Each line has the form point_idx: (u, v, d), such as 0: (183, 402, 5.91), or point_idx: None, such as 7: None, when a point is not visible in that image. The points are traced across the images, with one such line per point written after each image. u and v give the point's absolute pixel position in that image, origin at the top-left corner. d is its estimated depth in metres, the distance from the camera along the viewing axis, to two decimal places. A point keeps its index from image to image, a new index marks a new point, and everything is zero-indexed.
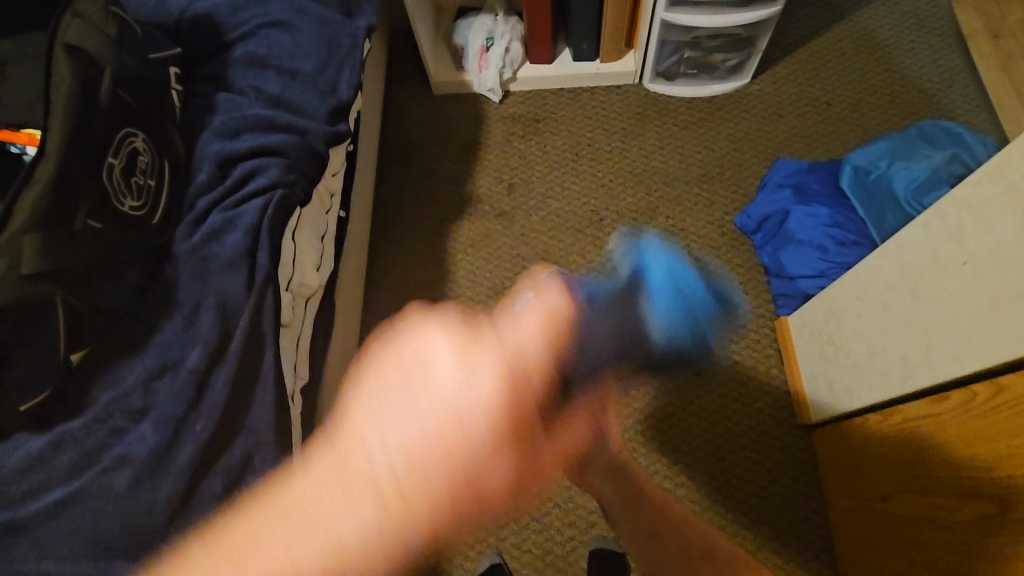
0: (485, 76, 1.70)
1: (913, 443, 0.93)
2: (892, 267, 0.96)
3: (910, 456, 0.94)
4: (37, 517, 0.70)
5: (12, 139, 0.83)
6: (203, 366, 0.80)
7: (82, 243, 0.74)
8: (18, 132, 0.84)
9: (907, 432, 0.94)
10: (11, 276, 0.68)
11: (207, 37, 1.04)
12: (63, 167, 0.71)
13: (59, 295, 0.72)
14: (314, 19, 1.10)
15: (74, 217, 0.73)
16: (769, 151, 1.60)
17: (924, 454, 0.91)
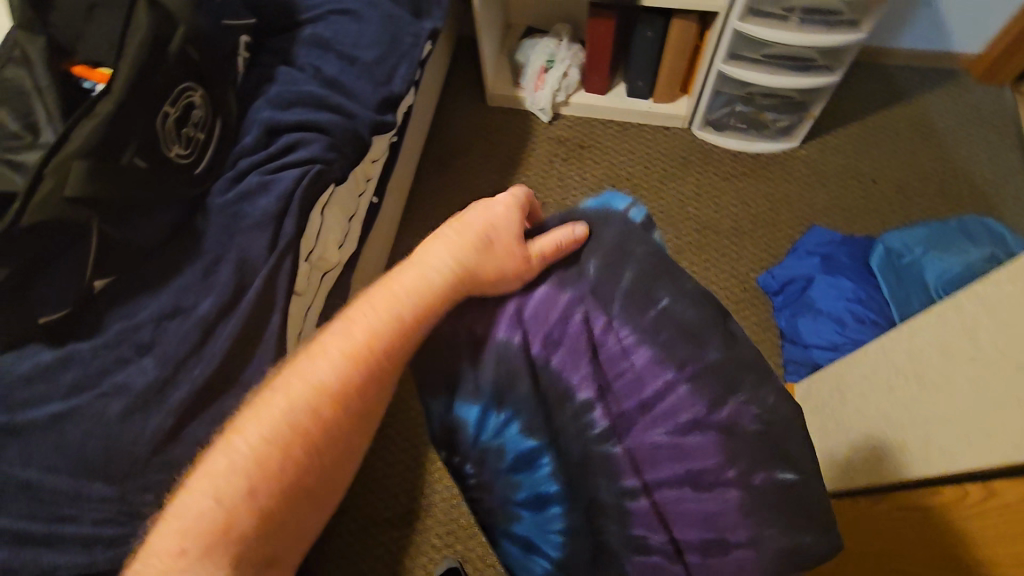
0: (539, 96, 1.74)
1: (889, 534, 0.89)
2: (898, 352, 0.95)
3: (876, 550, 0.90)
4: (32, 426, 0.74)
5: (86, 76, 0.93)
6: (213, 316, 0.83)
7: (125, 176, 0.77)
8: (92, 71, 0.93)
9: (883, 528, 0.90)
10: (56, 194, 0.73)
11: (280, 13, 1.10)
12: (121, 107, 0.76)
13: (95, 222, 0.77)
14: (383, 14, 1.15)
15: (123, 153, 0.77)
16: (807, 216, 1.59)
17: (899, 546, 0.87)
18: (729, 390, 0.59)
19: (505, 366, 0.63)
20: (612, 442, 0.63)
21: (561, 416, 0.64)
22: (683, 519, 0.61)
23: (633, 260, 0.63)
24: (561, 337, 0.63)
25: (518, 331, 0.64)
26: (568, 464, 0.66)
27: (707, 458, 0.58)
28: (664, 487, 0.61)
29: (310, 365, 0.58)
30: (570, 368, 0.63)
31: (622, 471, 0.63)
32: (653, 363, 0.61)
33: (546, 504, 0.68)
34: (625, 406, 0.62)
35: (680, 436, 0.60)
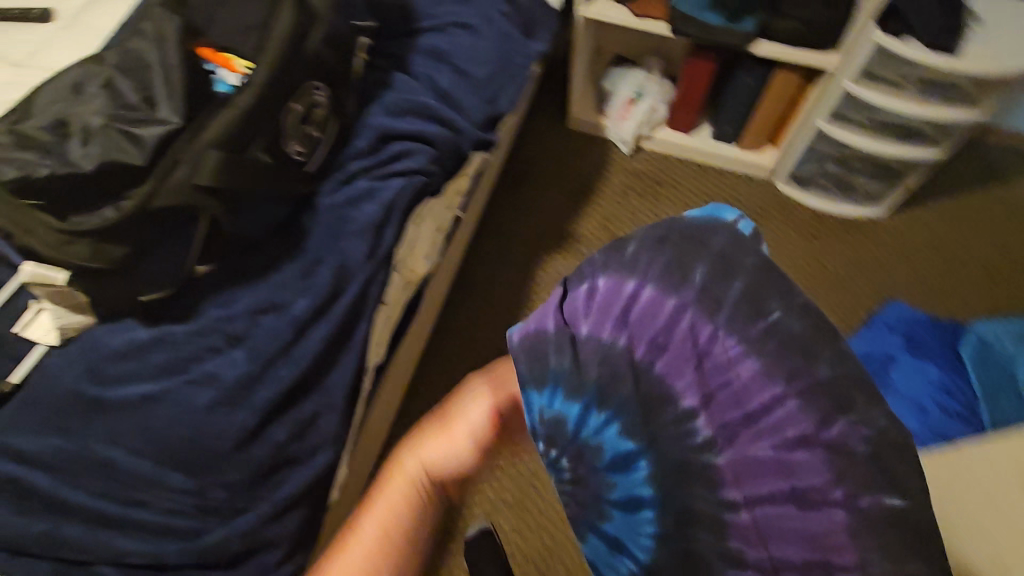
0: (624, 126, 1.72)
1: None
2: (977, 483, 0.60)
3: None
4: (122, 404, 0.74)
5: (210, 60, 0.95)
6: (307, 317, 0.82)
7: (252, 172, 0.75)
8: (217, 56, 0.96)
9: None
10: (186, 183, 0.71)
11: (401, 18, 1.09)
12: (257, 102, 0.75)
13: (215, 212, 0.75)
14: (499, 32, 1.14)
15: (250, 148, 0.76)
16: (887, 289, 1.53)
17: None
18: (841, 408, 0.49)
19: (609, 367, 0.55)
20: (717, 451, 0.51)
21: (658, 422, 0.54)
22: (790, 540, 0.48)
23: (745, 269, 0.53)
24: (666, 343, 0.54)
25: (620, 331, 0.55)
26: (666, 470, 0.53)
27: (815, 473, 0.48)
28: (766, 503, 0.49)
29: (408, 480, 0.63)
30: (675, 373, 0.53)
31: (722, 481, 0.50)
32: (760, 373, 0.50)
33: (638, 506, 0.56)
34: (729, 417, 0.51)
35: (789, 451, 0.49)
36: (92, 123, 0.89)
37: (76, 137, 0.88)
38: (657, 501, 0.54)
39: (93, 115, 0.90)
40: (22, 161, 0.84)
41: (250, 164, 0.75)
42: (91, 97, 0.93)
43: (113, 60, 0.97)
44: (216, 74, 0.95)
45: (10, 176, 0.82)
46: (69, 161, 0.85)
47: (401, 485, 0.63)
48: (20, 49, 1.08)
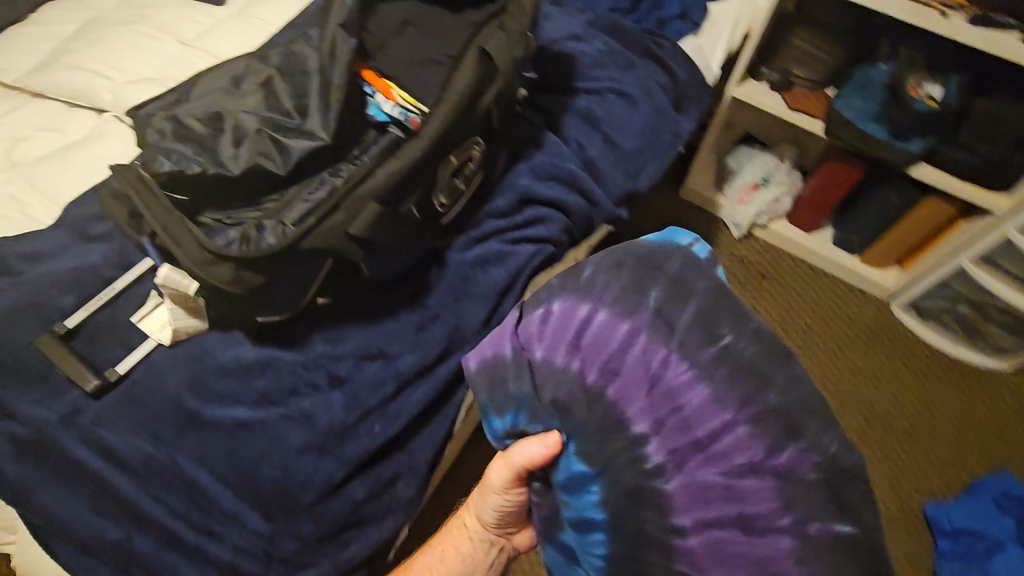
0: (739, 210, 1.61)
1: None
2: None
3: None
4: (217, 425, 0.73)
5: (371, 83, 0.93)
6: (410, 374, 0.79)
7: (401, 226, 0.72)
8: (378, 79, 0.93)
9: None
10: (339, 230, 0.67)
11: (561, 74, 1.06)
12: (424, 157, 0.72)
13: (355, 259, 0.72)
14: (655, 106, 1.09)
15: (403, 201, 0.73)
16: (999, 455, 1.38)
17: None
18: (793, 435, 0.58)
19: (562, 392, 0.65)
20: (668, 473, 0.60)
21: (614, 448, 0.62)
22: (728, 564, 0.57)
23: (694, 291, 0.65)
24: (618, 368, 0.63)
25: (572, 355, 0.66)
26: (619, 493, 0.62)
27: (763, 500, 0.57)
28: (714, 527, 0.58)
29: (467, 532, 0.88)
30: (627, 396, 0.62)
31: (674, 510, 0.59)
32: (711, 402, 0.60)
33: (590, 529, 0.65)
34: (679, 445, 0.60)
35: (736, 478, 0.58)
36: (246, 125, 0.89)
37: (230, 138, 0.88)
38: (606, 528, 0.63)
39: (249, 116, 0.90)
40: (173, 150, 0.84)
41: (400, 217, 0.72)
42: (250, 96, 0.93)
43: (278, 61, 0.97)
44: (372, 98, 0.94)
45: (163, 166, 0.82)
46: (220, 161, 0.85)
47: (462, 538, 0.88)
48: (194, 28, 1.11)
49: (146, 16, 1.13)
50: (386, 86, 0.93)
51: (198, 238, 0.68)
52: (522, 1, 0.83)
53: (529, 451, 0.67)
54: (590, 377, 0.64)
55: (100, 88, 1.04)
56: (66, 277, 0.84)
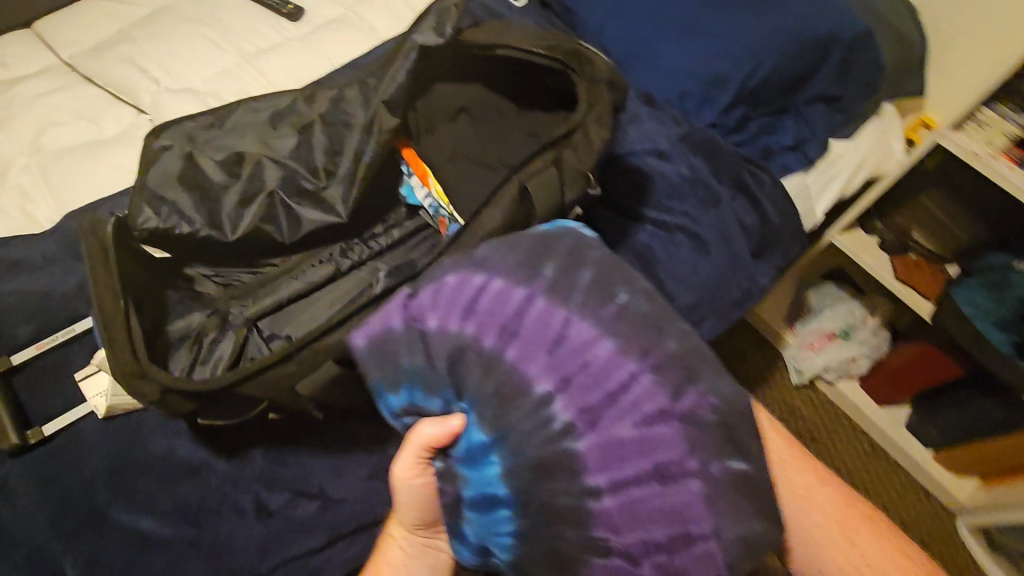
0: (805, 356, 1.41)
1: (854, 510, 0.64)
2: None
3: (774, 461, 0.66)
4: (117, 534, 0.64)
5: (410, 163, 0.81)
6: (347, 529, 0.68)
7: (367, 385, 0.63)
8: (417, 160, 0.81)
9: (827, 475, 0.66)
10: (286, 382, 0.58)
11: (629, 195, 0.91)
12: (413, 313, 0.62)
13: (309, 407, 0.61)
14: (731, 255, 0.92)
15: None
16: None
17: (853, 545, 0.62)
18: (689, 379, 0.53)
19: (454, 355, 0.54)
20: (578, 436, 0.51)
21: (512, 416, 0.52)
22: (648, 519, 0.50)
23: (585, 257, 0.58)
24: (517, 327, 0.54)
25: (469, 318, 0.54)
26: (521, 466, 0.51)
27: (673, 452, 0.51)
28: (630, 488, 0.50)
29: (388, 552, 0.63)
30: (528, 355, 0.53)
31: (586, 468, 0.50)
32: (614, 353, 0.53)
33: (495, 506, 0.53)
34: (590, 400, 0.51)
35: (647, 428, 0.51)
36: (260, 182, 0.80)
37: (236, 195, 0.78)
38: (513, 501, 0.52)
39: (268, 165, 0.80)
40: (164, 197, 0.75)
41: None
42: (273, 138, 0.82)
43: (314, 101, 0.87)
44: (406, 177, 0.82)
45: (147, 220, 0.72)
46: (219, 220, 0.78)
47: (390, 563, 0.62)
48: (258, 43, 1.04)
49: (213, 18, 1.06)
50: (423, 170, 0.80)
51: (135, 344, 0.58)
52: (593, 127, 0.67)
53: (425, 433, 0.54)
54: (491, 341, 0.53)
55: (142, 90, 0.98)
56: (30, 303, 0.77)
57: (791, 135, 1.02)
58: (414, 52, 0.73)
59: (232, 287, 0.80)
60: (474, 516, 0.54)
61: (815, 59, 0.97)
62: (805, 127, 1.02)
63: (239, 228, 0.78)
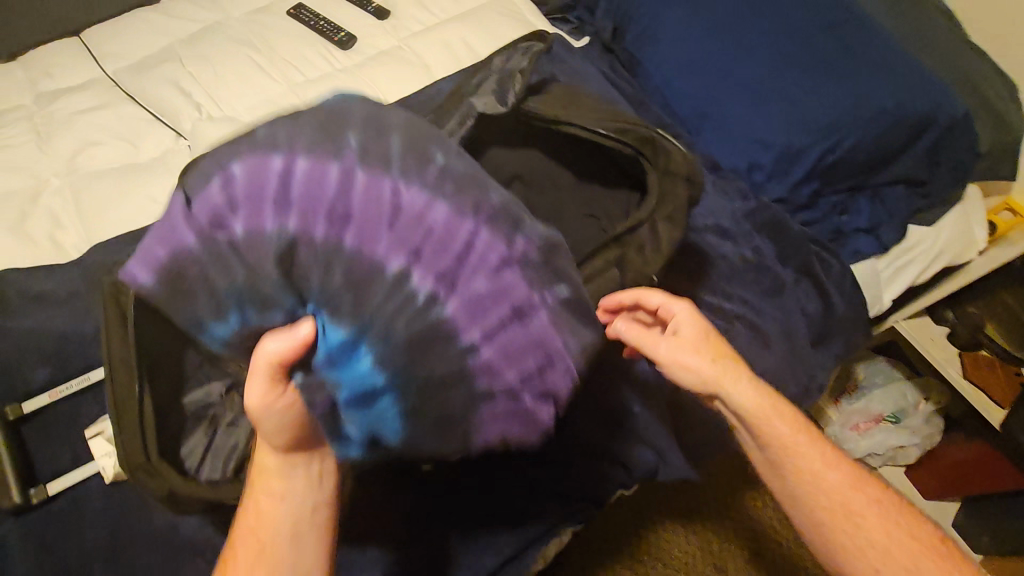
0: (850, 438, 1.28)
1: (877, 493, 0.58)
2: None
3: (787, 446, 0.59)
4: None
5: None
6: None
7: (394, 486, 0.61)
8: None
9: (842, 456, 0.60)
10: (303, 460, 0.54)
11: (687, 274, 0.84)
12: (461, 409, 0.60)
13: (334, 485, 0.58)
14: (790, 349, 0.85)
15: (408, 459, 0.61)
16: None
17: (890, 534, 0.55)
18: (513, 227, 0.56)
19: (275, 252, 0.48)
20: (442, 301, 0.52)
21: (373, 302, 0.49)
22: (524, 358, 0.55)
23: (398, 131, 0.55)
24: (348, 209, 0.50)
25: (290, 213, 0.49)
26: (391, 347, 0.49)
27: (537, 312, 0.56)
28: (496, 331, 0.54)
29: (264, 490, 0.48)
30: (370, 238, 0.50)
31: (460, 328, 0.53)
32: (451, 213, 0.53)
33: (375, 394, 0.50)
34: (444, 265, 0.52)
35: (496, 277, 0.54)
36: None
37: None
38: (391, 380, 0.50)
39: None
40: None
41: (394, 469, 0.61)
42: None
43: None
44: None
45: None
46: None
47: (269, 499, 0.47)
48: (305, 71, 1.00)
49: (264, 41, 1.02)
50: None
51: (145, 441, 0.54)
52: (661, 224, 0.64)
53: (267, 349, 0.47)
54: (320, 228, 0.49)
55: (185, 116, 0.95)
56: (50, 345, 0.74)
57: (867, 216, 0.93)
58: (471, 116, 0.68)
59: None
60: (354, 412, 0.50)
61: (902, 138, 0.89)
62: (882, 208, 0.93)
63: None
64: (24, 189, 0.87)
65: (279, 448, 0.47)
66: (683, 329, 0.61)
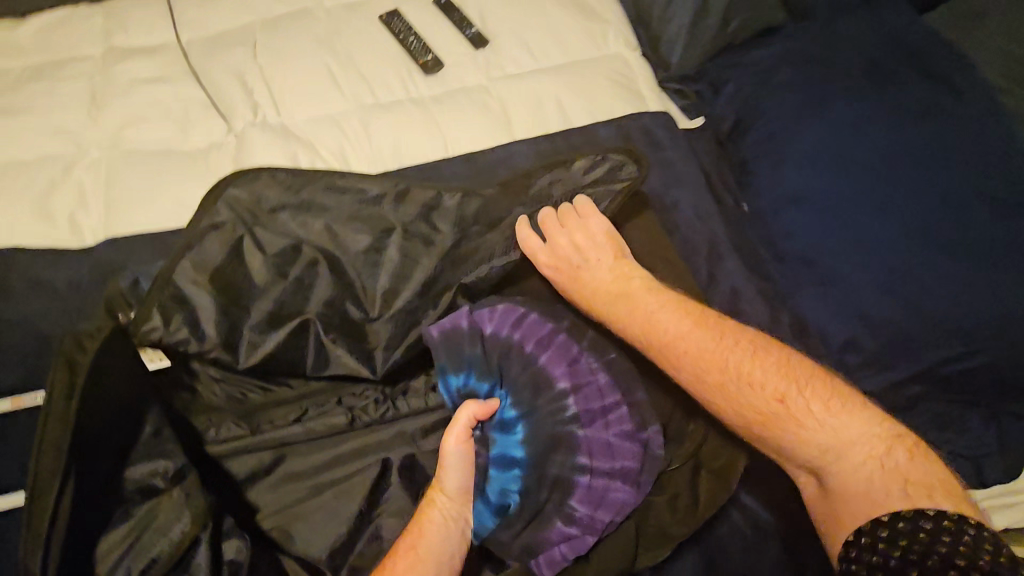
0: None
1: (728, 355, 0.62)
2: None
3: (636, 334, 0.67)
4: None
5: None
6: None
7: None
8: None
9: (687, 316, 0.66)
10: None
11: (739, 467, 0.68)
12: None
13: None
14: None
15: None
16: None
17: (739, 395, 0.61)
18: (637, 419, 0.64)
19: (500, 355, 0.67)
20: (580, 428, 0.63)
21: (539, 405, 0.64)
22: (609, 508, 0.61)
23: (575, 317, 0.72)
24: (549, 343, 0.67)
25: (517, 328, 0.68)
26: (538, 438, 0.63)
27: (624, 487, 0.62)
28: (609, 479, 0.62)
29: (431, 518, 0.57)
30: (553, 366, 0.66)
31: (581, 451, 0.62)
32: (609, 385, 0.65)
33: (513, 466, 0.63)
34: (593, 405, 0.64)
35: (625, 439, 0.63)
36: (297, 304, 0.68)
37: (263, 306, 0.68)
38: (530, 460, 0.63)
39: (325, 276, 0.70)
40: (185, 298, 0.65)
41: None
42: (347, 245, 0.71)
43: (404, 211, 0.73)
44: None
45: (151, 329, 0.64)
46: (231, 337, 0.66)
47: (431, 537, 0.56)
48: (378, 93, 0.90)
49: (346, 46, 0.93)
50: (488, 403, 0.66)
51: (48, 552, 0.48)
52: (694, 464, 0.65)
53: (468, 409, 0.61)
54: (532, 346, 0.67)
55: (238, 115, 0.87)
56: (35, 349, 0.72)
57: (971, 446, 0.74)
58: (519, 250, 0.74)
59: (235, 402, 0.70)
60: (495, 474, 0.63)
61: None
62: (999, 444, 0.75)
63: (252, 357, 0.67)
64: (63, 155, 0.83)
65: (454, 486, 0.59)
66: (555, 248, 0.72)
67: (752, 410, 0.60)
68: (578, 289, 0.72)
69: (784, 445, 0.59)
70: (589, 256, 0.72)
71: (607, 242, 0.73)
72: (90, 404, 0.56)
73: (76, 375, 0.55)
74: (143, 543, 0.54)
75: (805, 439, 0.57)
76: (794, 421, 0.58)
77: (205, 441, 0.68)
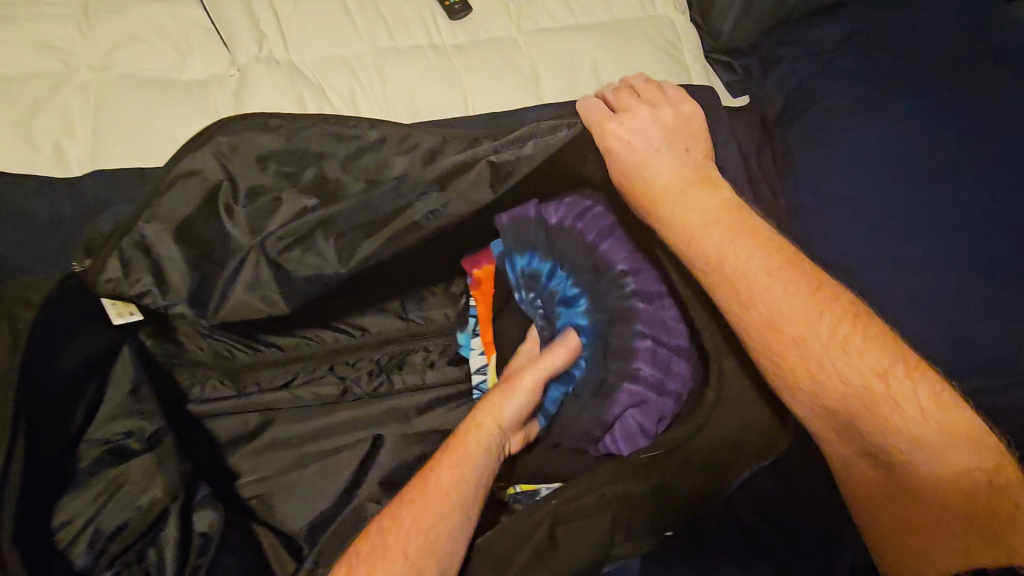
0: None
1: (815, 314, 0.50)
2: None
3: (702, 256, 0.52)
4: None
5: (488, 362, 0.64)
6: None
7: None
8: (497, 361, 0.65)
9: (782, 257, 0.52)
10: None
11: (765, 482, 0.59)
12: None
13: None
14: None
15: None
16: None
17: (826, 363, 0.49)
18: (682, 384, 0.57)
19: (562, 247, 0.62)
20: (642, 305, 0.58)
21: (599, 293, 0.60)
22: (671, 394, 0.57)
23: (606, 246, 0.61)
24: (608, 233, 0.61)
25: (578, 222, 0.62)
26: (601, 313, 0.59)
27: (684, 362, 0.57)
28: (671, 358, 0.57)
29: (476, 442, 0.52)
30: (613, 255, 0.60)
31: (640, 326, 0.57)
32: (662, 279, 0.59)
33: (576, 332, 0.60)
34: (653, 288, 0.59)
35: (679, 334, 0.58)
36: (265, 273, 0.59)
37: (259, 269, 0.59)
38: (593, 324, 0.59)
39: (330, 247, 0.60)
40: (152, 247, 0.57)
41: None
42: (342, 206, 0.58)
43: (415, 174, 0.58)
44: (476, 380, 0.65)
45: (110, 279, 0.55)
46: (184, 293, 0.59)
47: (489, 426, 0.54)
48: (398, 35, 0.82)
49: None
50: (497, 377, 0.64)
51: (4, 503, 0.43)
52: (715, 472, 0.52)
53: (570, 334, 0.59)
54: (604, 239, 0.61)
55: (243, 47, 0.80)
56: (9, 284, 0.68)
57: None
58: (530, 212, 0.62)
59: (221, 360, 0.65)
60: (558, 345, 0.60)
61: None
62: None
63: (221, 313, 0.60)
64: (50, 73, 0.76)
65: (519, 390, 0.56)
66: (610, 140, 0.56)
67: (839, 381, 0.49)
68: (635, 185, 0.56)
69: (868, 431, 0.48)
70: (659, 149, 0.56)
71: (673, 134, 0.57)
72: (39, 345, 0.50)
73: (19, 334, 0.49)
74: (109, 509, 0.51)
75: (895, 428, 0.48)
76: (891, 408, 0.48)
77: (188, 400, 0.65)
